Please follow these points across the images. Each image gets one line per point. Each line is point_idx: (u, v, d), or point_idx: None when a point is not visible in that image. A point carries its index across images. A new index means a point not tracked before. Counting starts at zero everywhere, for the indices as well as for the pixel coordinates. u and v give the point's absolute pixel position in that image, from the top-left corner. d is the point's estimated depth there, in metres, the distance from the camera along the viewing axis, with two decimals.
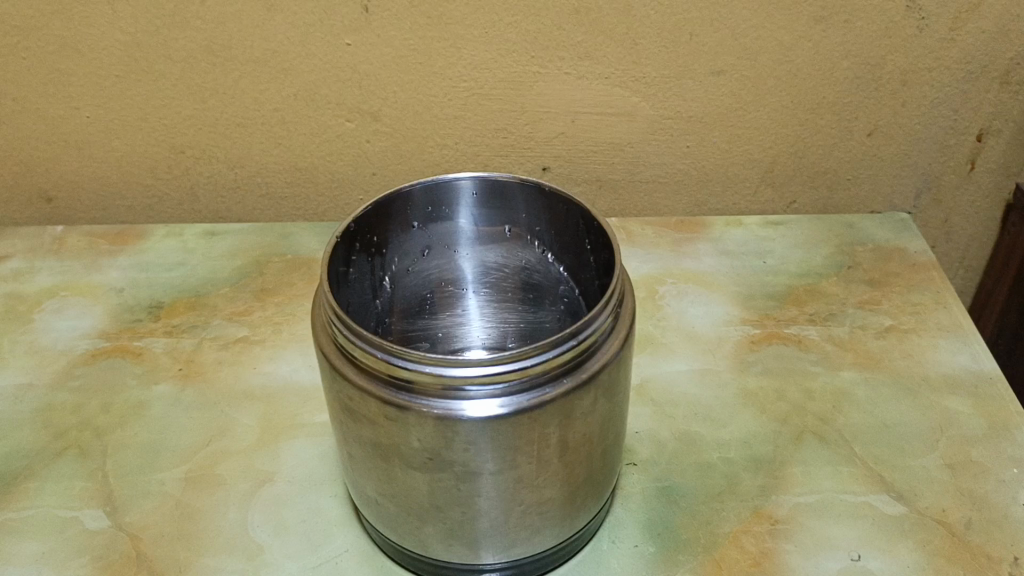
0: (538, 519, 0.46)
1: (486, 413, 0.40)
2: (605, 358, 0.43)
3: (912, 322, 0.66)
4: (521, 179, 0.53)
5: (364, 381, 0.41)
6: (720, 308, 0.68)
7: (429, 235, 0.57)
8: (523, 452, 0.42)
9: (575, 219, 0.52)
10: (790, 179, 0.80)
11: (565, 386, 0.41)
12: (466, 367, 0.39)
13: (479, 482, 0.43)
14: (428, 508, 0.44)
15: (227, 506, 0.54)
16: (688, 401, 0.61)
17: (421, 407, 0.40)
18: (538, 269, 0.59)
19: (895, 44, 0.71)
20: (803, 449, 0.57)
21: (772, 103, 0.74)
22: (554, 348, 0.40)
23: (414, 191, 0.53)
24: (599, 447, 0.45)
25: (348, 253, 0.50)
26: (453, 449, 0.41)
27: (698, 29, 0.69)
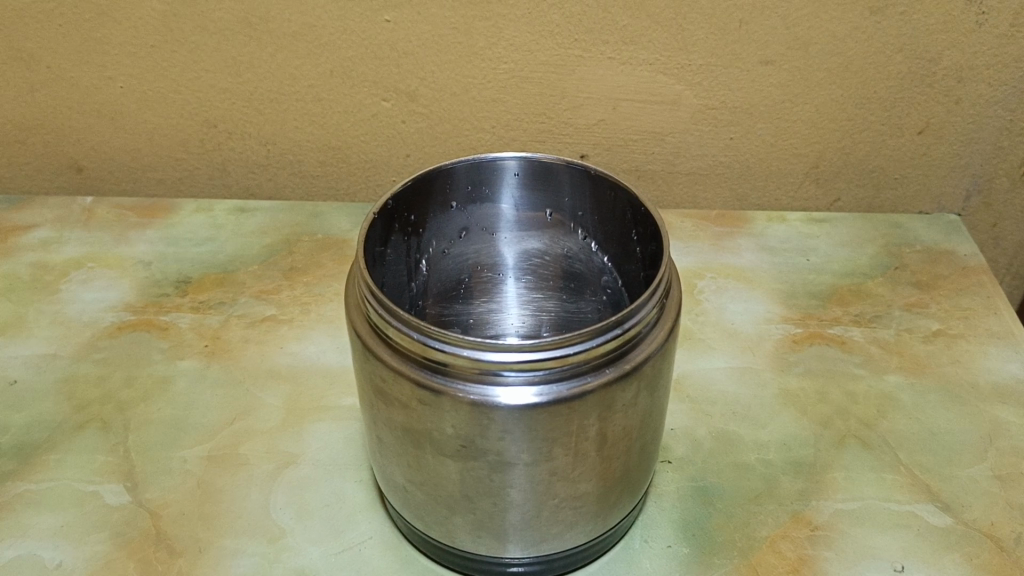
0: (571, 514, 0.44)
1: (522, 402, 0.38)
2: (649, 349, 0.41)
3: (961, 327, 0.64)
4: (568, 162, 0.51)
5: (398, 362, 0.40)
6: (761, 306, 0.66)
7: (468, 217, 0.56)
8: (560, 444, 0.40)
9: (622, 206, 0.50)
10: (835, 176, 0.77)
11: (607, 376, 0.39)
12: (504, 351, 0.37)
13: (512, 473, 0.41)
14: (457, 498, 0.43)
15: (250, 487, 0.52)
16: (726, 399, 0.59)
17: (455, 392, 0.38)
18: (580, 257, 0.57)
19: (952, 39, 0.68)
20: (845, 453, 0.55)
21: (821, 96, 0.72)
22: (596, 337, 0.38)
23: (456, 170, 0.51)
24: (637, 443, 0.43)
25: (386, 231, 0.48)
26: (488, 438, 0.39)
27: (748, 17, 0.67)
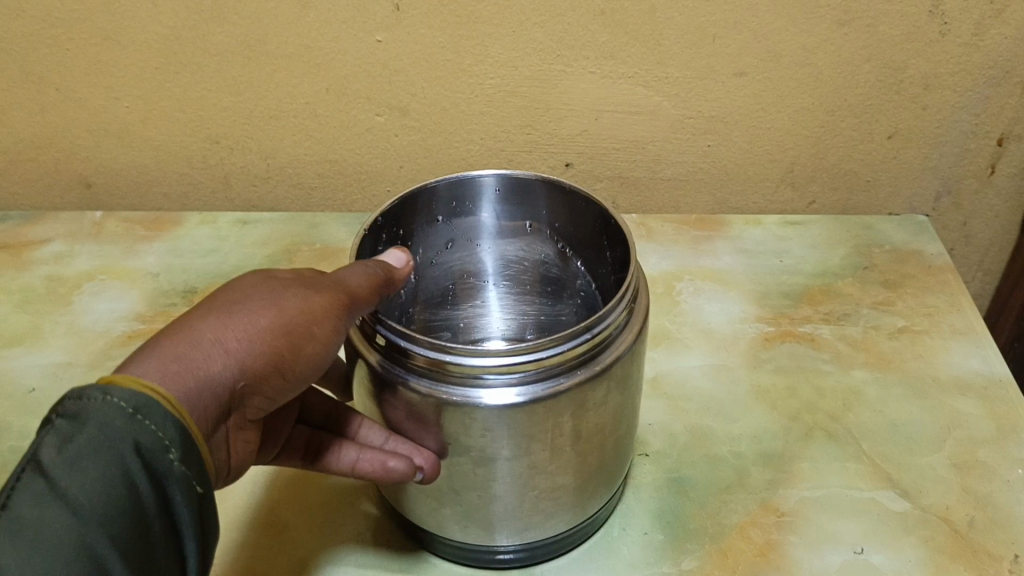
0: (551, 504, 0.47)
1: (501, 402, 0.41)
2: (618, 351, 0.44)
3: (926, 323, 0.68)
4: (543, 177, 0.55)
5: (388, 368, 0.43)
6: (736, 306, 0.70)
7: (452, 228, 0.59)
8: (538, 440, 0.44)
9: (593, 216, 0.54)
10: (810, 180, 0.81)
11: (579, 377, 0.42)
12: (484, 356, 0.41)
13: (495, 467, 0.44)
14: (445, 490, 0.46)
15: (256, 487, 0.56)
16: (701, 395, 0.62)
17: (440, 394, 0.42)
18: (558, 264, 0.61)
19: (917, 48, 0.72)
20: (813, 444, 0.58)
21: (794, 105, 0.75)
22: (568, 341, 0.42)
23: (439, 187, 0.55)
24: (610, 437, 0.47)
25: (375, 245, 0.52)
26: (470, 435, 0.43)
27: (721, 31, 0.70)
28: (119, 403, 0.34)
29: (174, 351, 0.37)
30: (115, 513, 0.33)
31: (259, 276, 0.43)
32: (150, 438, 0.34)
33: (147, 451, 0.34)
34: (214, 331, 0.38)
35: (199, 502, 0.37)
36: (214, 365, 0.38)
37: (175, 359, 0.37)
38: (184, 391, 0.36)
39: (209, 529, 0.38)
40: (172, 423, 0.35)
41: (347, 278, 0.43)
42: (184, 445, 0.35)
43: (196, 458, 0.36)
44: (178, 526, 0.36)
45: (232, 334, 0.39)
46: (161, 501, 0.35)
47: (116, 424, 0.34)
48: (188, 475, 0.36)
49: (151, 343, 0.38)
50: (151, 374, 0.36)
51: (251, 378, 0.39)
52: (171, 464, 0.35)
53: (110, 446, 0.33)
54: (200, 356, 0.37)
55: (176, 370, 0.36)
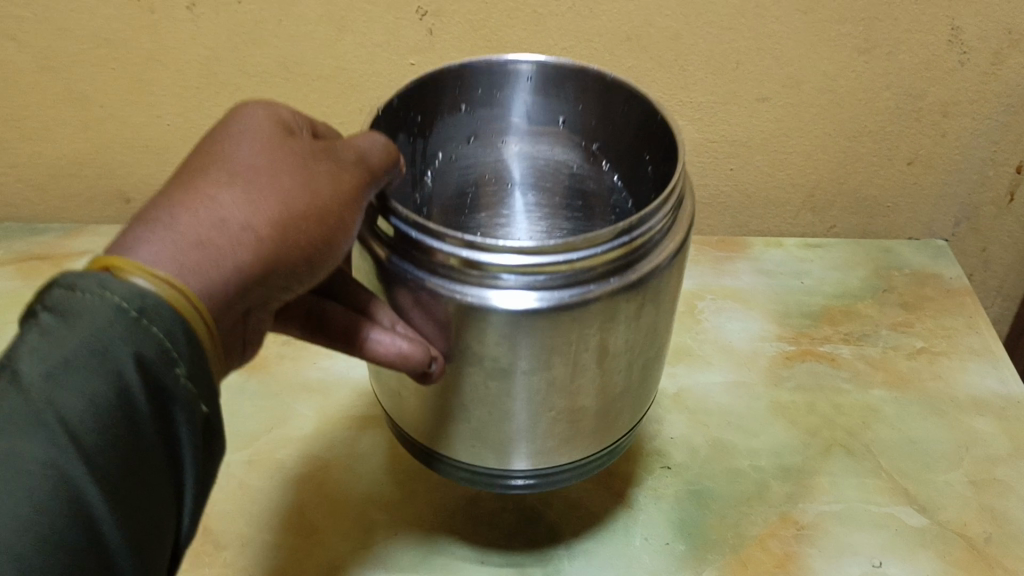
0: (568, 428, 0.46)
1: (521, 306, 0.40)
2: (656, 260, 0.42)
3: (944, 345, 0.69)
4: (582, 68, 0.53)
5: (400, 265, 0.42)
6: (757, 325, 0.71)
7: (473, 125, 0.58)
8: (560, 354, 0.42)
9: (633, 120, 0.53)
10: (830, 204, 0.83)
11: (611, 285, 0.40)
12: (505, 254, 0.39)
13: (514, 382, 0.43)
14: (460, 405, 0.45)
15: (286, 489, 0.58)
16: (722, 410, 0.63)
17: (456, 295, 0.40)
18: (588, 162, 0.59)
19: (936, 76, 0.73)
20: (831, 460, 0.60)
21: (814, 131, 0.77)
22: (604, 244, 0.39)
23: (468, 69, 0.53)
24: (638, 356, 0.45)
25: (390, 128, 0.51)
26: (487, 345, 0.42)
27: (743, 58, 0.72)
28: (117, 303, 0.31)
29: (193, 230, 0.34)
30: (100, 429, 0.30)
31: (270, 139, 0.39)
32: (149, 349, 0.31)
33: (145, 361, 0.31)
34: (233, 209, 0.36)
35: (206, 420, 0.34)
36: (242, 253, 0.35)
37: (199, 243, 0.34)
38: (210, 281, 0.34)
39: (218, 445, 0.36)
40: (179, 323, 0.32)
41: (365, 152, 0.41)
42: (192, 359, 0.33)
43: (206, 372, 0.33)
44: (179, 447, 0.33)
45: (258, 216, 0.36)
46: (159, 418, 0.32)
47: (114, 330, 0.31)
48: (194, 394, 0.33)
49: (161, 215, 0.35)
50: (175, 260, 0.33)
51: (281, 267, 0.37)
52: (174, 376, 0.32)
53: (105, 356, 0.31)
54: (228, 240, 0.35)
55: (202, 257, 0.34)
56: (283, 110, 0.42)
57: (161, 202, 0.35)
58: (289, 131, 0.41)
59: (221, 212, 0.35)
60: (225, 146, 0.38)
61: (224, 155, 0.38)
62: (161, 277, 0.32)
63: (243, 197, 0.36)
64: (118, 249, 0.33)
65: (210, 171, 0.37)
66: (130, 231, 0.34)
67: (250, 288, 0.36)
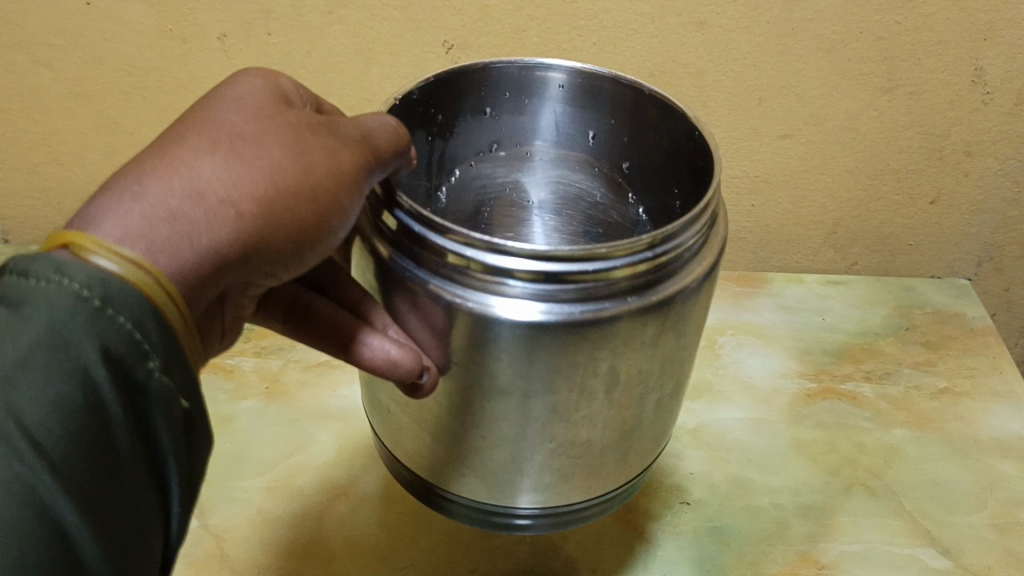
0: (573, 459, 0.43)
1: (523, 318, 0.37)
2: (681, 284, 0.39)
3: (966, 386, 0.69)
4: (617, 80, 0.52)
5: (400, 265, 0.39)
6: (778, 361, 0.71)
7: (500, 126, 0.58)
8: (566, 377, 0.39)
9: (664, 150, 0.53)
10: (852, 242, 0.83)
11: (628, 305, 0.38)
12: (513, 258, 0.36)
13: (517, 403, 0.40)
14: (459, 427, 0.43)
15: (304, 517, 0.58)
16: (742, 447, 0.63)
17: (455, 299, 0.38)
18: (613, 179, 0.59)
19: (958, 116, 0.73)
20: (852, 500, 0.59)
21: (837, 168, 0.77)
22: (624, 257, 0.37)
23: (501, 71, 0.53)
24: (655, 387, 0.42)
25: (408, 122, 0.50)
26: (487, 360, 0.39)
27: (767, 95, 0.72)
28: (76, 289, 0.28)
29: (165, 201, 0.32)
30: (66, 432, 0.28)
31: (261, 110, 0.37)
32: (116, 339, 0.28)
33: (111, 354, 0.28)
34: (213, 179, 0.33)
35: (185, 419, 0.31)
36: (219, 228, 0.33)
37: (172, 215, 0.32)
38: (182, 257, 0.32)
39: (202, 444, 0.33)
40: (149, 309, 0.29)
41: (370, 128, 0.39)
42: (167, 350, 0.30)
43: (182, 365, 0.31)
44: (157, 446, 0.31)
45: (239, 188, 0.34)
46: (133, 416, 0.30)
47: (76, 318, 0.28)
48: (171, 389, 0.30)
49: (134, 182, 0.32)
50: (143, 232, 0.31)
51: (266, 243, 0.35)
52: (146, 370, 0.29)
53: (66, 350, 0.28)
54: (204, 212, 0.33)
55: (175, 230, 0.32)
56: (279, 86, 0.40)
57: (135, 169, 0.33)
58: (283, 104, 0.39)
59: (199, 180, 0.33)
60: (208, 116, 0.36)
61: (208, 123, 0.36)
62: (129, 256, 0.30)
63: (224, 166, 0.34)
64: (84, 223, 0.31)
65: (191, 138, 0.35)
66: (98, 199, 0.32)
67: (228, 265, 0.34)
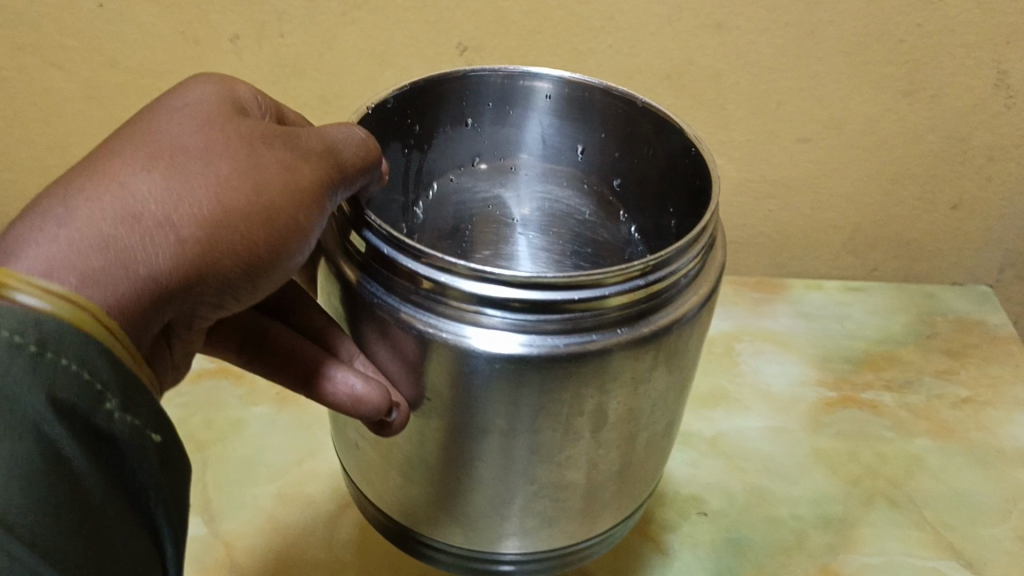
0: (563, 498, 0.43)
1: (503, 350, 0.36)
2: (677, 313, 0.39)
3: (989, 395, 0.67)
4: (605, 91, 0.52)
5: (374, 294, 0.39)
6: (796, 369, 0.69)
7: (481, 139, 0.57)
8: (551, 416, 0.39)
9: (658, 163, 0.52)
10: (872, 247, 0.82)
11: (620, 336, 0.37)
12: (492, 286, 0.36)
13: (503, 443, 0.40)
14: (444, 469, 0.42)
15: (316, 525, 0.57)
16: (760, 456, 0.62)
17: (431, 330, 0.37)
18: (604, 194, 0.59)
19: (981, 120, 0.72)
20: (873, 511, 0.58)
21: (856, 173, 0.76)
22: (615, 287, 0.36)
23: (485, 80, 0.53)
24: (644, 422, 0.42)
25: (383, 133, 0.49)
26: (469, 400, 0.38)
27: (786, 98, 0.71)
28: (8, 336, 0.27)
29: (98, 226, 0.31)
30: (29, 486, 0.27)
31: (207, 121, 0.36)
32: (66, 387, 0.28)
33: (64, 404, 0.28)
34: (149, 202, 0.33)
35: (159, 449, 0.32)
36: (156, 256, 0.32)
37: (104, 241, 0.31)
38: (115, 285, 0.31)
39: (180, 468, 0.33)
40: (92, 346, 0.29)
41: (328, 142, 0.38)
42: (123, 389, 0.30)
43: (143, 398, 0.31)
44: (130, 481, 0.31)
45: (178, 212, 0.33)
46: (96, 461, 0.29)
47: (14, 367, 0.27)
48: (135, 424, 0.30)
49: (64, 205, 0.32)
50: (72, 260, 0.30)
51: (207, 270, 0.34)
52: (105, 412, 0.29)
53: (12, 409, 0.27)
54: (139, 238, 0.32)
55: (107, 257, 0.31)
56: (230, 93, 0.40)
57: (67, 189, 0.32)
58: (232, 114, 0.38)
59: (134, 204, 0.32)
60: (148, 129, 0.35)
61: (147, 137, 0.35)
62: (58, 288, 0.29)
63: (163, 188, 0.33)
64: (7, 249, 0.30)
65: (128, 155, 0.34)
66: (25, 222, 0.32)
67: (168, 291, 0.33)
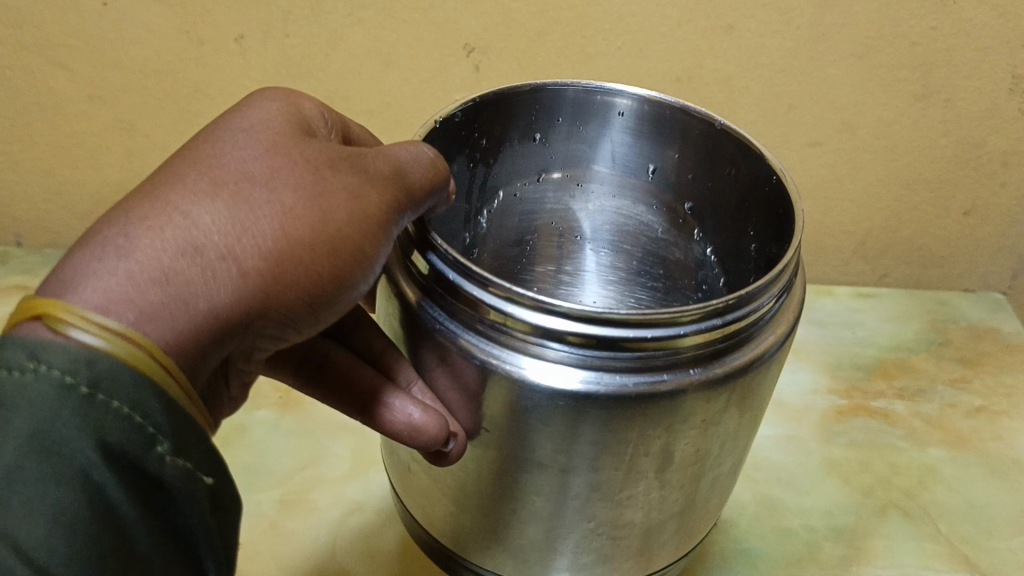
0: (617, 535, 0.43)
1: (566, 386, 0.36)
2: (752, 354, 0.38)
3: (1004, 404, 0.66)
4: (687, 111, 0.51)
5: (438, 322, 0.38)
6: (808, 376, 0.68)
7: (551, 152, 0.57)
8: (613, 457, 0.39)
9: (737, 185, 0.51)
10: (882, 254, 0.81)
11: (691, 377, 0.37)
12: (561, 319, 0.35)
13: (563, 480, 0.40)
14: (496, 499, 0.43)
15: (319, 533, 0.56)
16: (772, 465, 0.61)
17: (494, 363, 0.37)
18: (677, 213, 0.58)
19: (995, 125, 0.71)
20: (887, 522, 0.57)
21: (868, 177, 0.75)
22: (694, 326, 0.36)
23: (563, 92, 0.52)
24: (709, 462, 0.42)
25: (449, 146, 0.48)
26: (531, 436, 0.38)
27: (797, 101, 0.70)
28: (59, 377, 0.27)
29: (161, 259, 0.31)
30: (74, 530, 0.27)
31: (273, 143, 0.36)
32: (115, 431, 0.28)
33: (112, 449, 0.28)
34: (212, 233, 0.32)
35: (210, 493, 0.31)
36: (218, 291, 0.32)
37: (164, 274, 0.31)
38: (174, 320, 0.30)
39: (231, 511, 0.33)
40: (148, 388, 0.29)
41: (396, 164, 0.38)
42: (177, 431, 0.29)
43: (196, 441, 0.30)
44: (180, 526, 0.30)
45: (242, 245, 0.32)
46: (146, 504, 0.29)
47: (64, 410, 0.27)
48: (188, 468, 0.30)
49: (125, 234, 0.31)
50: (130, 295, 0.30)
51: (269, 305, 0.33)
52: (156, 456, 0.29)
53: (62, 452, 0.27)
54: (200, 271, 0.31)
55: (166, 291, 0.30)
56: (294, 112, 0.39)
57: (128, 216, 0.32)
58: (296, 135, 0.37)
59: (196, 235, 0.32)
60: (212, 152, 0.35)
61: (210, 161, 0.34)
62: (114, 326, 0.29)
63: (226, 218, 0.32)
64: (64, 280, 0.30)
65: (191, 180, 0.33)
66: (83, 250, 0.31)
67: (228, 326, 0.32)
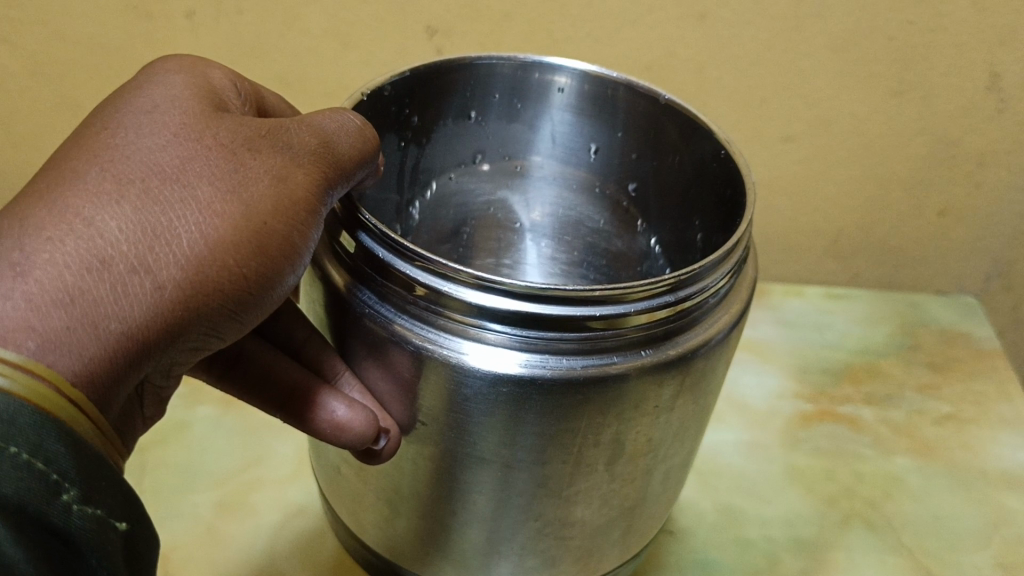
0: (558, 540, 0.41)
1: (506, 370, 0.33)
2: (704, 335, 0.36)
3: (973, 412, 0.65)
4: (631, 85, 0.49)
5: (369, 305, 0.36)
6: (773, 380, 0.66)
7: (485, 135, 0.55)
8: (559, 449, 0.36)
9: (684, 168, 0.49)
10: (856, 253, 0.79)
11: (642, 359, 0.34)
12: (500, 296, 0.33)
13: (504, 476, 0.37)
14: (432, 501, 0.40)
15: (257, 538, 0.53)
16: (733, 472, 0.59)
17: (430, 350, 0.34)
18: (620, 201, 0.56)
19: (972, 124, 0.69)
20: (849, 534, 0.55)
21: (841, 176, 0.73)
22: (643, 304, 0.33)
23: (496, 69, 0.50)
24: (659, 454, 0.39)
25: (379, 121, 0.45)
26: (468, 429, 0.36)
27: (770, 95, 0.67)
28: None
29: (62, 277, 0.28)
30: None
31: (185, 125, 0.33)
32: (12, 482, 0.25)
33: (9, 503, 0.25)
34: (120, 242, 0.29)
35: (123, 540, 0.29)
36: (133, 306, 0.29)
37: (68, 295, 0.28)
38: (81, 348, 0.28)
39: (147, 551, 0.31)
40: (51, 432, 0.26)
41: (321, 137, 0.35)
42: (85, 477, 0.27)
43: (107, 485, 0.28)
44: None
45: (156, 252, 0.30)
46: (50, 560, 0.27)
47: None
48: (99, 517, 0.27)
49: (20, 248, 0.28)
50: (30, 320, 0.27)
51: (195, 314, 0.31)
52: (61, 506, 0.26)
53: None
54: (109, 288, 0.29)
55: (72, 313, 0.28)
56: (204, 84, 0.36)
57: (23, 224, 0.29)
58: (210, 110, 0.34)
59: (101, 245, 0.29)
60: (115, 141, 0.32)
61: (111, 153, 0.31)
62: (12, 358, 0.26)
63: (134, 223, 0.30)
64: None
65: (91, 178, 0.30)
66: None
67: (146, 342, 0.30)
